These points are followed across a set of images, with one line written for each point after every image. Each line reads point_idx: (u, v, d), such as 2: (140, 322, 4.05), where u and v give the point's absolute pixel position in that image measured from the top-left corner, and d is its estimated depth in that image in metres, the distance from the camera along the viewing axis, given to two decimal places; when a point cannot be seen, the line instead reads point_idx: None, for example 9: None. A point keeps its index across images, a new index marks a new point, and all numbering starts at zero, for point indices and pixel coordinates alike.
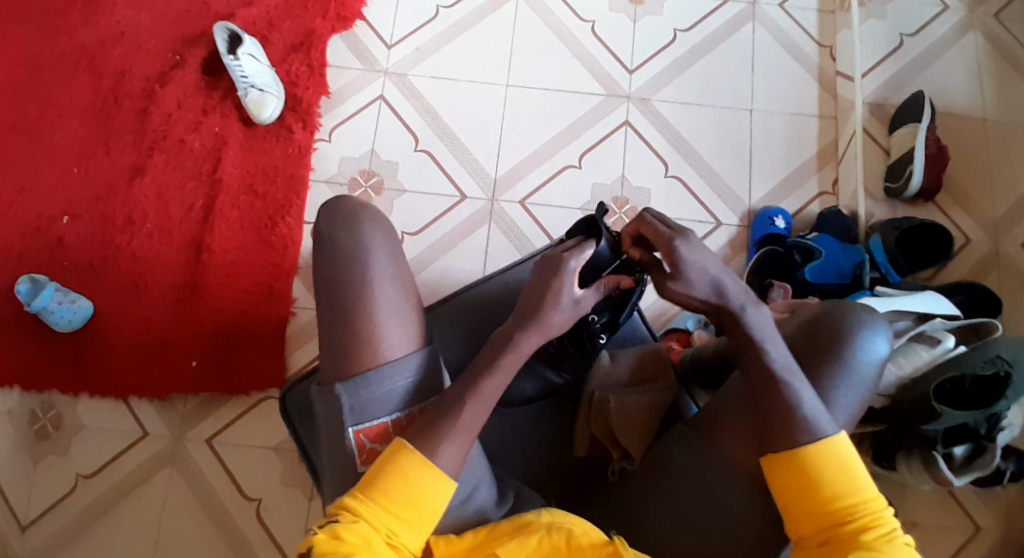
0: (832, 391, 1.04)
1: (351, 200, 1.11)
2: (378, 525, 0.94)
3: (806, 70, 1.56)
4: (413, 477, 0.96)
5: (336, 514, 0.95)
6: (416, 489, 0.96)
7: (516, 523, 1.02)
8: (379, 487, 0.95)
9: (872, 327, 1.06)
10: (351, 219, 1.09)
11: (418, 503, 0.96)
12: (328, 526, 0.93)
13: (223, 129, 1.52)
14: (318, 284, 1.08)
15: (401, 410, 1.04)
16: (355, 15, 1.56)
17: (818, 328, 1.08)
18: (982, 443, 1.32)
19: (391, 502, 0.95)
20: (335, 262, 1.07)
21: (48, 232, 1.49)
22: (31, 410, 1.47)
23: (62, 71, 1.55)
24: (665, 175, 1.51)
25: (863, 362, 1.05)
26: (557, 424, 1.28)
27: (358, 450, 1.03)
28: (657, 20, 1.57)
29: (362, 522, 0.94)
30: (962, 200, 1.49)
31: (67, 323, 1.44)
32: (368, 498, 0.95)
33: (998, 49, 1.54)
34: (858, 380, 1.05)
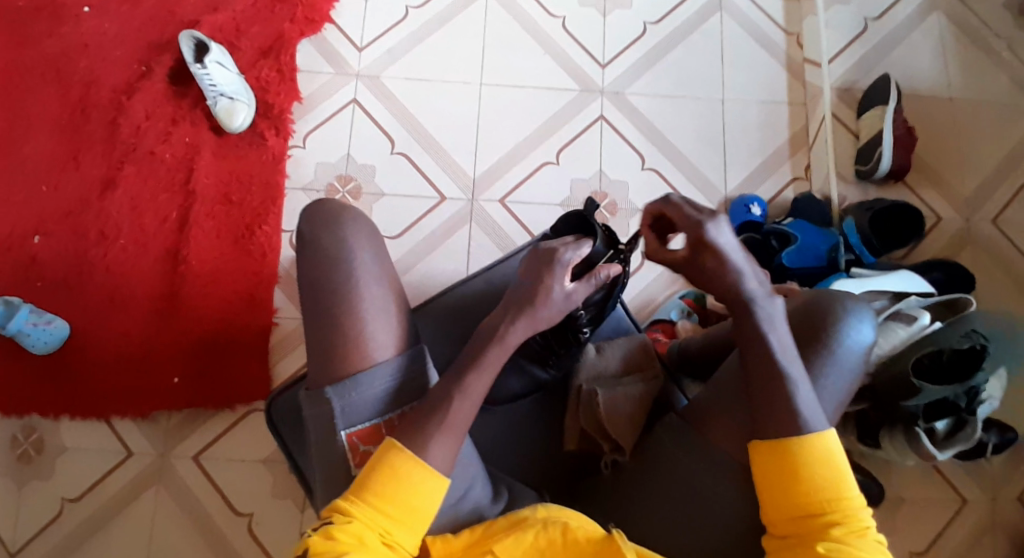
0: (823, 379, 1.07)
1: (334, 202, 1.10)
2: (371, 524, 0.93)
3: (776, 58, 1.57)
4: (404, 476, 0.95)
5: (329, 516, 0.94)
6: (408, 489, 0.95)
7: (512, 520, 1.02)
8: (371, 487, 0.94)
9: (861, 311, 1.09)
10: (334, 220, 1.08)
11: (411, 501, 0.95)
12: (322, 527, 0.92)
13: (194, 138, 1.49)
14: (303, 289, 1.06)
15: (390, 411, 1.02)
16: (324, 18, 1.54)
17: (808, 317, 1.10)
18: (962, 417, 1.36)
19: (384, 501, 0.94)
20: (321, 267, 1.05)
21: (19, 251, 1.46)
22: (12, 434, 1.44)
23: (24, 85, 1.51)
24: (643, 167, 1.52)
25: (852, 350, 1.08)
26: (548, 420, 1.30)
27: (351, 452, 1.01)
28: (627, 14, 1.58)
29: (356, 522, 0.93)
30: (931, 179, 1.53)
31: (44, 344, 1.41)
32: (360, 499, 0.94)
33: (960, 30, 1.58)
34: (846, 368, 1.08)
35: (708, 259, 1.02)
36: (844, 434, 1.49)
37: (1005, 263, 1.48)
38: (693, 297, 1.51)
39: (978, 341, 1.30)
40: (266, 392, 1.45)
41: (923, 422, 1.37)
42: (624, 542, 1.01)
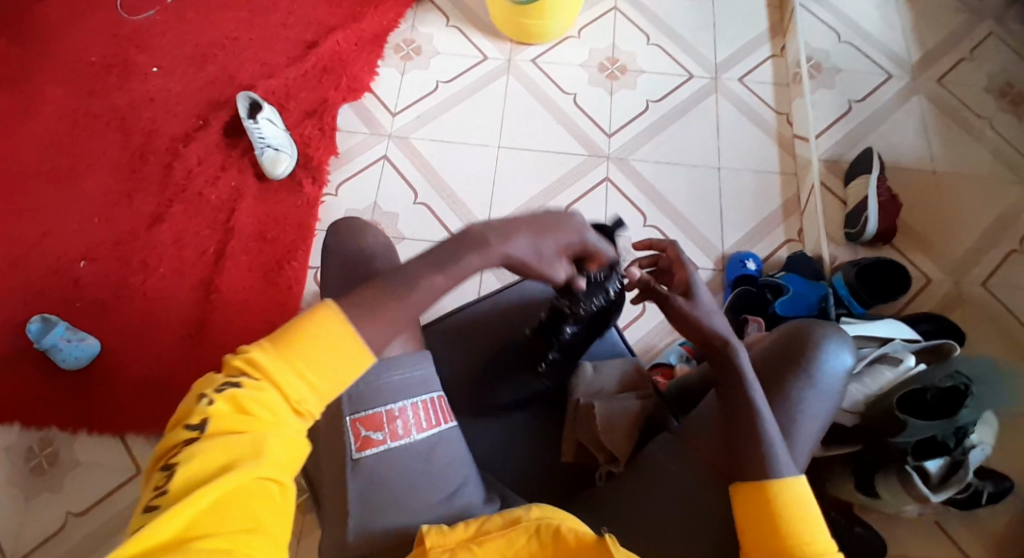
0: (801, 410, 1.04)
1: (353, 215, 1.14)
2: (284, 389, 0.85)
3: (767, 134, 1.72)
4: (329, 339, 0.87)
5: (235, 377, 0.84)
6: (329, 355, 0.86)
7: (506, 518, 0.98)
8: (287, 348, 0.86)
9: (840, 340, 1.07)
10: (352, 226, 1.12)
11: (331, 368, 0.87)
12: (227, 393, 0.83)
13: (239, 183, 1.66)
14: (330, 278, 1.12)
15: (395, 403, 1.05)
16: (364, 88, 1.75)
17: (785, 347, 1.08)
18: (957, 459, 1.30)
19: (301, 367, 0.85)
20: (351, 254, 1.09)
21: (66, 275, 1.60)
22: (29, 446, 1.50)
23: (96, 131, 1.71)
24: (644, 224, 1.64)
25: (831, 377, 1.05)
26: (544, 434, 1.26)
27: (353, 438, 1.03)
28: (632, 93, 1.75)
29: (267, 388, 0.84)
30: (920, 245, 1.60)
31: (76, 360, 1.52)
32: (275, 357, 0.85)
33: (941, 111, 1.71)
34: (827, 397, 1.05)
35: (681, 298, 1.07)
36: (842, 482, 1.41)
37: (996, 321, 1.53)
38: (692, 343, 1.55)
39: (962, 382, 1.25)
40: None
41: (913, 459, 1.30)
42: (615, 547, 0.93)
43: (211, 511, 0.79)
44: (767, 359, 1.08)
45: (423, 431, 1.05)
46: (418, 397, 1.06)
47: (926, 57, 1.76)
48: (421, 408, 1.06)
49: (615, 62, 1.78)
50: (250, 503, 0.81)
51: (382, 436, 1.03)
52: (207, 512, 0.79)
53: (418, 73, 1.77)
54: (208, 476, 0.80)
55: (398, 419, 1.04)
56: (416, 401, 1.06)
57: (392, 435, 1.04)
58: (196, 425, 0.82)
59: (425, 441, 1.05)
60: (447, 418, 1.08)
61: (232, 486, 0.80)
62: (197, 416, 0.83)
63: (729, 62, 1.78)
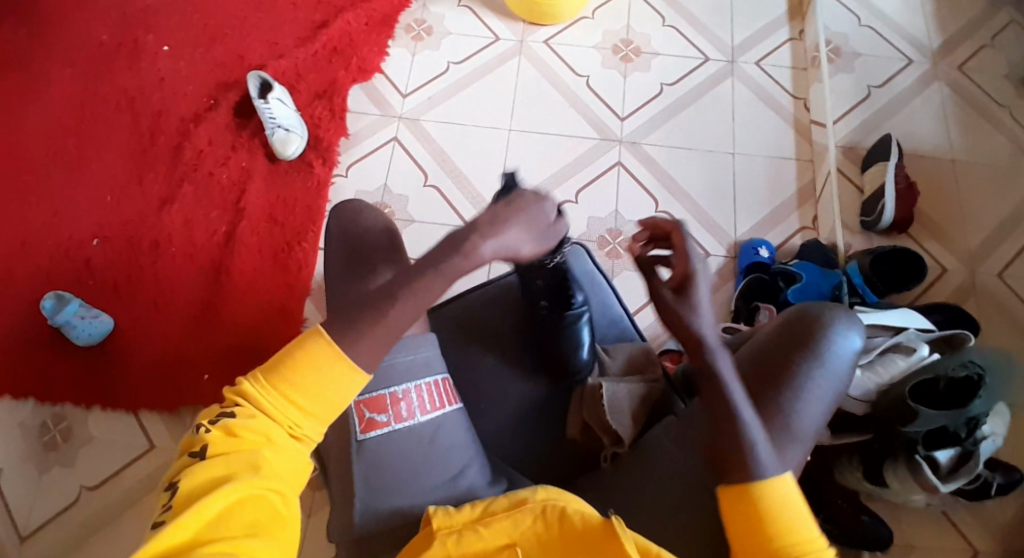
0: (805, 391, 1.01)
1: (356, 203, 1.16)
2: (277, 415, 0.87)
3: (783, 119, 1.69)
4: (323, 366, 0.88)
5: (230, 406, 0.87)
6: (318, 376, 0.88)
7: (512, 501, 0.97)
8: (279, 373, 0.88)
9: (850, 321, 1.04)
10: (355, 215, 1.14)
11: (321, 389, 0.88)
12: (220, 422, 0.85)
13: (249, 164, 1.66)
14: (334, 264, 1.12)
15: (398, 386, 1.05)
16: (375, 69, 1.73)
17: (792, 329, 1.04)
18: (967, 449, 1.25)
19: (294, 392, 0.87)
20: (356, 238, 1.12)
21: (78, 254, 1.60)
22: (42, 422, 1.52)
23: (107, 110, 1.71)
24: (656, 210, 1.62)
25: (838, 359, 1.03)
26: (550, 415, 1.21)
27: (357, 420, 1.03)
28: (645, 76, 1.73)
29: (259, 415, 0.87)
30: (937, 233, 1.56)
31: (88, 337, 1.53)
32: (264, 387, 0.88)
33: (962, 97, 1.67)
34: (832, 378, 1.02)
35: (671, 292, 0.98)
36: (849, 471, 1.37)
37: (1010, 314, 1.49)
38: None
39: (976, 372, 1.21)
40: None
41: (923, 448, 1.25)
42: (622, 529, 0.91)
43: (216, 525, 0.81)
44: (773, 340, 1.05)
45: (427, 413, 1.05)
46: (425, 379, 1.07)
47: (947, 42, 1.72)
48: (426, 390, 1.06)
49: (628, 45, 1.76)
50: (252, 518, 0.82)
51: (386, 418, 1.03)
52: (212, 523, 0.80)
53: (428, 54, 1.75)
54: (206, 491, 0.82)
55: (403, 400, 1.04)
56: (422, 383, 1.06)
57: (397, 417, 1.04)
58: (196, 452, 0.84)
59: (430, 423, 1.04)
60: (452, 400, 1.08)
61: (236, 498, 0.82)
62: (196, 445, 0.85)
63: (745, 45, 1.75)
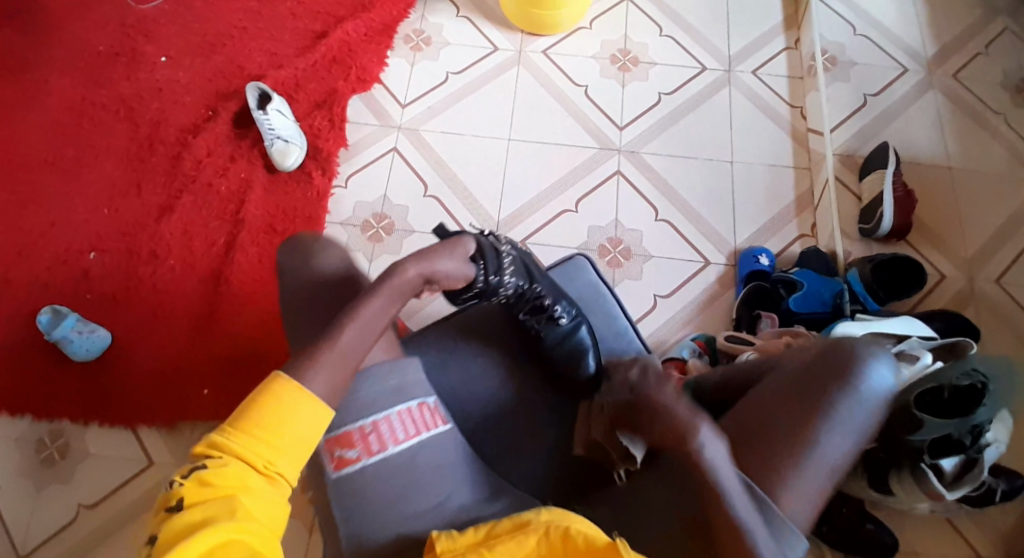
0: (836, 422, 1.03)
1: (309, 237, 1.20)
2: (250, 460, 0.87)
3: (781, 128, 1.70)
4: (289, 407, 0.90)
5: (201, 458, 0.87)
6: (287, 412, 0.90)
7: (515, 523, 0.97)
8: (248, 418, 0.89)
9: (883, 356, 1.06)
10: (311, 249, 1.18)
11: (291, 425, 0.90)
12: (192, 474, 0.85)
13: (249, 174, 1.65)
14: (308, 288, 1.16)
15: (365, 419, 1.07)
16: (373, 79, 1.73)
17: (826, 359, 1.06)
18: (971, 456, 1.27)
19: (263, 435, 0.88)
20: (320, 267, 1.17)
21: (75, 266, 1.59)
22: (39, 438, 1.50)
23: (104, 120, 1.70)
24: (656, 219, 1.63)
25: (872, 391, 1.05)
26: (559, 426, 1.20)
27: (328, 458, 1.06)
28: (643, 85, 1.73)
29: (232, 461, 0.86)
30: (934, 240, 1.58)
31: (86, 352, 1.51)
32: (233, 436, 0.88)
33: (957, 105, 1.68)
34: (865, 409, 1.04)
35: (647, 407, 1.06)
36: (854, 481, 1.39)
37: (1008, 321, 1.50)
38: (703, 338, 1.50)
39: (979, 379, 1.23)
40: None
41: (928, 457, 1.28)
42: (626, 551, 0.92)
43: None
44: (805, 369, 1.07)
45: (400, 443, 1.07)
46: (393, 409, 1.08)
47: (942, 51, 1.74)
48: (395, 420, 1.08)
49: (626, 54, 1.76)
50: None
51: (357, 453, 1.05)
52: None
53: (428, 64, 1.75)
54: (184, 540, 0.81)
55: (373, 434, 1.06)
56: (391, 414, 1.08)
57: (367, 451, 1.06)
58: (172, 507, 0.84)
59: (403, 453, 1.06)
60: (438, 423, 1.10)
61: (217, 543, 0.82)
62: (170, 499, 0.85)
63: (743, 54, 1.76)
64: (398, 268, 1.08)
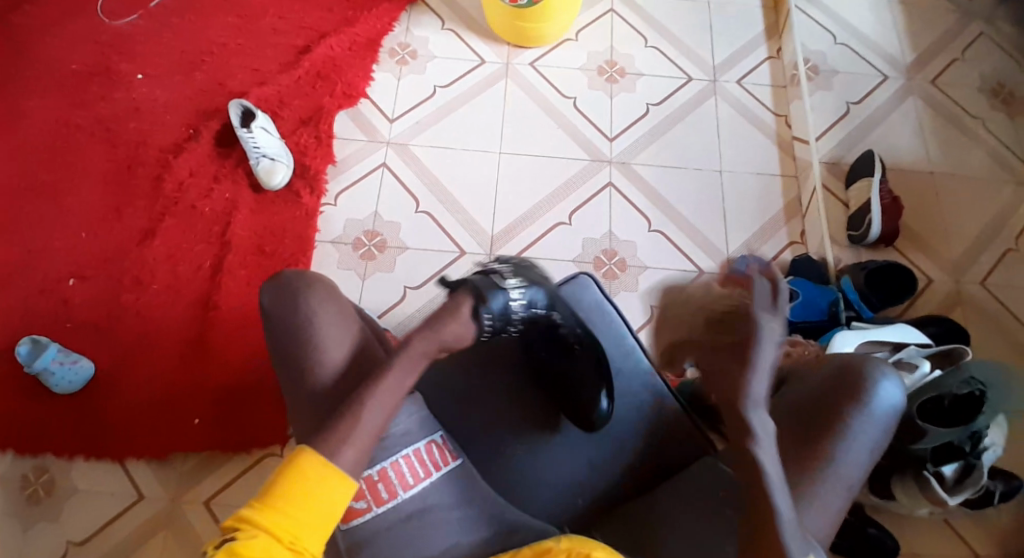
0: (841, 446, 1.03)
1: (293, 276, 1.10)
2: (279, 534, 0.89)
3: (767, 136, 1.72)
4: (316, 480, 0.92)
5: (231, 531, 0.88)
6: (315, 486, 0.92)
7: (536, 550, 0.98)
8: (277, 492, 0.91)
9: (893, 374, 1.05)
10: (293, 297, 1.08)
11: (318, 501, 0.92)
12: (223, 547, 0.87)
13: (234, 195, 1.61)
14: (297, 338, 1.07)
15: (371, 467, 1.04)
16: (360, 94, 1.70)
17: (839, 381, 1.05)
18: (970, 461, 1.31)
19: (293, 509, 0.90)
20: (301, 319, 1.07)
21: (54, 294, 1.53)
22: (23, 474, 1.43)
23: (79, 143, 1.64)
24: (650, 230, 1.63)
25: (881, 409, 1.04)
26: (585, 459, 1.15)
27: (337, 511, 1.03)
28: (631, 96, 1.74)
29: (261, 535, 0.88)
30: (921, 245, 1.61)
31: (68, 385, 1.45)
32: (263, 509, 0.90)
33: (936, 111, 1.72)
34: (876, 428, 1.04)
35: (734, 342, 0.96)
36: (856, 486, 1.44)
37: (995, 321, 1.55)
38: None
39: (977, 387, 1.27)
40: (283, 437, 1.45)
41: (931, 465, 1.32)
42: None
43: None
44: (823, 388, 1.06)
45: (410, 489, 1.04)
46: (401, 453, 1.06)
47: (920, 58, 1.78)
48: (403, 464, 1.05)
49: (613, 65, 1.77)
50: None
51: (365, 504, 1.02)
52: None
53: (414, 78, 1.73)
54: None
55: (381, 483, 1.03)
56: (399, 459, 1.05)
57: (376, 501, 1.03)
58: None
59: (414, 499, 1.04)
60: (449, 459, 1.07)
61: None
62: None
63: (727, 64, 1.78)
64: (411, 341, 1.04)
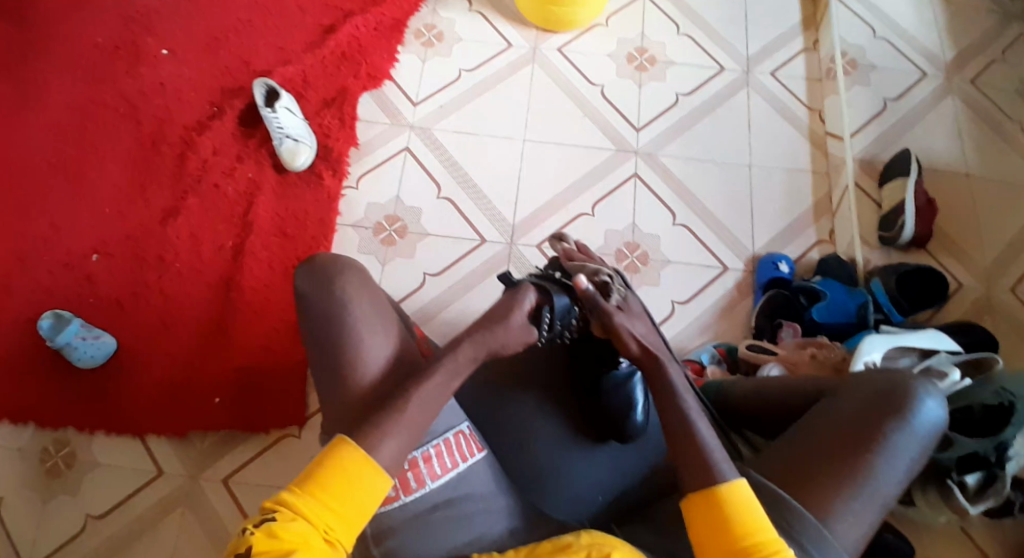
0: (882, 459, 1.05)
1: (328, 261, 1.15)
2: (315, 521, 0.97)
3: (799, 131, 1.68)
4: (353, 475, 1.01)
5: (271, 512, 0.96)
6: (353, 478, 1.00)
7: (556, 545, 0.98)
8: (317, 483, 0.99)
9: (931, 391, 1.08)
10: (329, 283, 1.13)
11: (354, 496, 1.00)
12: (263, 525, 0.94)
13: (257, 175, 1.60)
14: (327, 322, 1.11)
15: (411, 454, 1.09)
16: (385, 76, 1.69)
17: (876, 396, 1.09)
18: (993, 472, 1.28)
19: (331, 498, 0.99)
20: (332, 307, 1.12)
21: (78, 269, 1.54)
22: (43, 447, 1.45)
23: (105, 118, 1.64)
24: (674, 224, 1.60)
25: (922, 425, 1.07)
26: (614, 468, 1.21)
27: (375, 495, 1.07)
28: (660, 86, 1.70)
29: (299, 519, 0.96)
30: (953, 249, 1.57)
31: (90, 359, 1.46)
32: (304, 496, 0.98)
33: (975, 111, 1.67)
34: (915, 442, 1.06)
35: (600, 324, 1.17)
36: None
37: None
38: (725, 347, 1.50)
39: (1007, 399, 1.27)
40: (301, 420, 1.46)
41: (955, 474, 1.29)
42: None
43: None
44: (859, 405, 1.09)
45: (438, 478, 1.10)
46: (431, 443, 1.11)
47: (960, 55, 1.72)
48: (435, 454, 1.11)
49: (643, 53, 1.73)
50: None
51: (396, 492, 1.07)
52: None
53: (439, 61, 1.71)
54: None
55: (412, 473, 1.09)
56: (429, 448, 1.11)
57: (405, 490, 1.08)
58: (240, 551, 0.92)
59: (442, 488, 1.09)
60: (477, 451, 1.14)
61: None
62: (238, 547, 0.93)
63: (760, 56, 1.74)
64: (457, 349, 1.12)
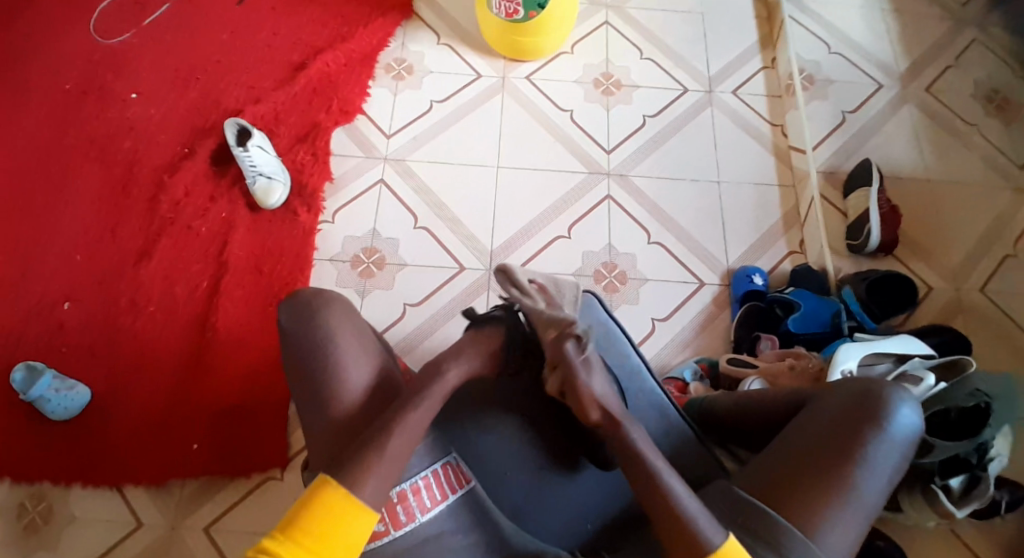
0: (863, 468, 1.05)
1: (308, 293, 1.15)
2: None
3: (764, 146, 1.73)
4: (337, 513, 1.00)
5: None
6: (336, 518, 1.00)
7: None
8: (299, 525, 0.99)
9: (906, 398, 1.10)
10: (310, 313, 1.13)
11: (339, 534, 1.00)
12: None
13: (231, 214, 1.60)
14: (310, 351, 1.11)
15: (395, 490, 1.10)
16: (356, 110, 1.70)
17: (853, 405, 1.10)
18: (976, 473, 1.30)
19: (314, 540, 0.98)
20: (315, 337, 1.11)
21: (48, 319, 1.51)
22: (19, 503, 1.41)
23: (72, 163, 1.63)
24: (649, 242, 1.63)
25: (899, 432, 1.08)
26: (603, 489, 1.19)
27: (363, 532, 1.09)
28: (628, 108, 1.74)
29: None
30: (920, 254, 1.61)
31: (64, 411, 1.43)
32: (286, 541, 0.98)
33: (932, 119, 1.73)
34: (893, 449, 1.07)
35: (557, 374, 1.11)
36: None
37: (994, 331, 1.54)
38: (706, 360, 1.52)
39: (982, 399, 1.30)
40: (284, 462, 1.44)
41: (938, 478, 1.32)
42: None
43: None
44: (837, 416, 1.10)
45: (427, 512, 1.11)
46: (419, 475, 1.12)
47: (914, 66, 1.79)
48: (423, 487, 1.12)
49: (609, 78, 1.77)
50: None
51: (384, 527, 1.08)
52: None
53: (410, 93, 1.73)
54: None
55: (401, 506, 1.10)
56: (418, 481, 1.12)
57: (395, 523, 1.09)
58: None
59: (432, 522, 1.11)
60: (466, 481, 1.15)
61: None
62: None
63: (722, 75, 1.79)
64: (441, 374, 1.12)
